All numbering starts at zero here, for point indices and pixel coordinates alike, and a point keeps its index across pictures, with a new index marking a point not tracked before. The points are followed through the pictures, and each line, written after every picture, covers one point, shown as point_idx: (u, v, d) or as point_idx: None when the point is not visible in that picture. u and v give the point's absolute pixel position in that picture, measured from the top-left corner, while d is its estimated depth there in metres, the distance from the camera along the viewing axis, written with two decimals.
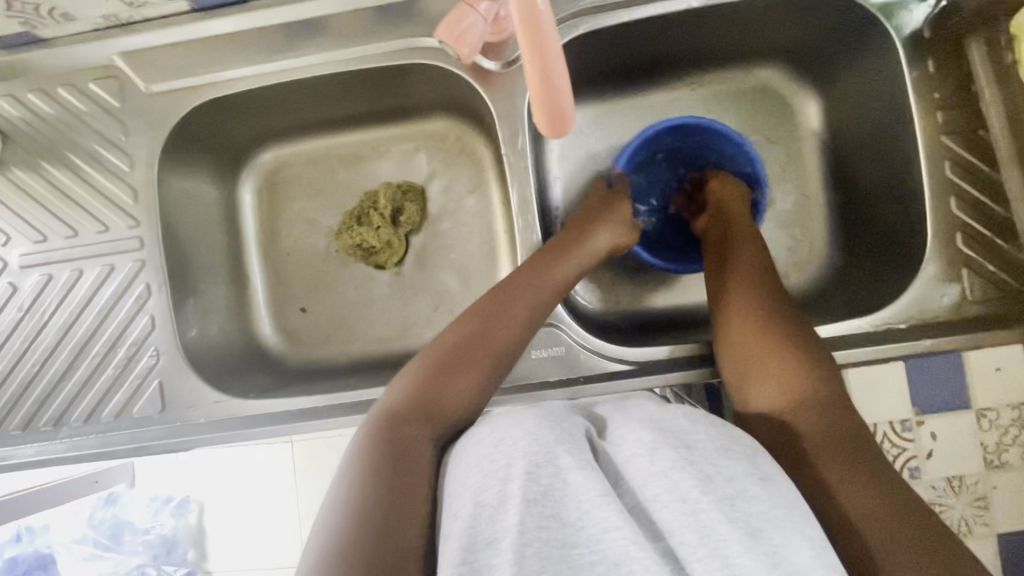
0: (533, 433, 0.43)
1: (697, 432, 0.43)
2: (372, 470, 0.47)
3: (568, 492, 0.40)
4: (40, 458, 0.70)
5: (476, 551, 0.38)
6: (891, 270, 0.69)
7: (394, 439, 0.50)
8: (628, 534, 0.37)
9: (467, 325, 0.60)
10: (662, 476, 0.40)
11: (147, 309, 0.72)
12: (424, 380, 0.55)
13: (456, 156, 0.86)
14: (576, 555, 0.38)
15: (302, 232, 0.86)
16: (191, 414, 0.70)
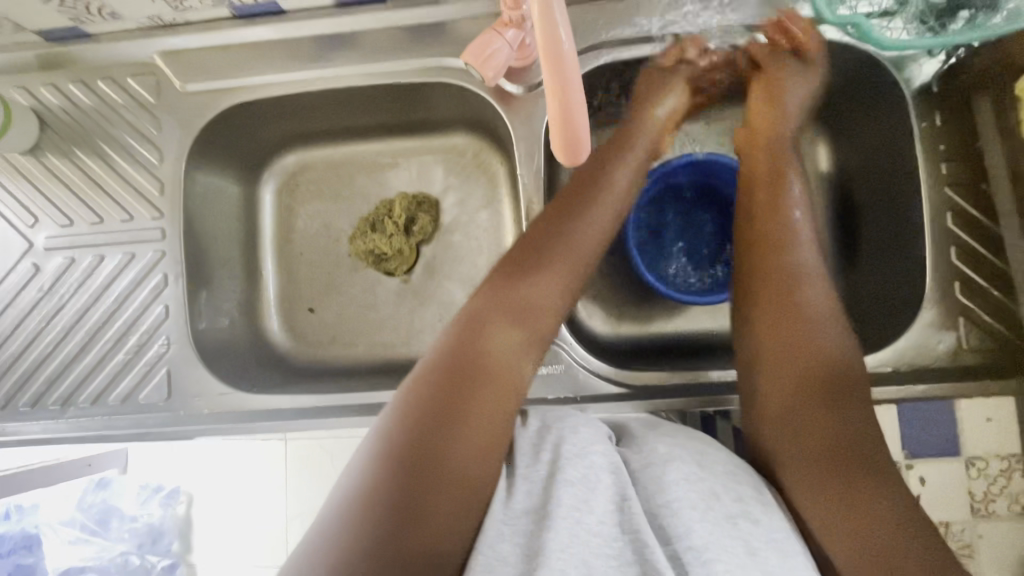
0: (573, 431, 0.52)
1: (717, 456, 0.51)
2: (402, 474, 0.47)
3: (597, 487, 0.47)
4: (45, 436, 0.71)
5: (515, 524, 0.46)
6: (888, 314, 0.70)
7: (421, 401, 0.51)
8: (641, 537, 0.44)
9: (500, 286, 0.59)
10: (678, 485, 0.47)
11: (162, 298, 0.74)
12: (455, 343, 0.55)
13: (471, 171, 0.89)
14: (596, 541, 0.44)
15: (317, 234, 0.89)
16: (195, 403, 0.71)
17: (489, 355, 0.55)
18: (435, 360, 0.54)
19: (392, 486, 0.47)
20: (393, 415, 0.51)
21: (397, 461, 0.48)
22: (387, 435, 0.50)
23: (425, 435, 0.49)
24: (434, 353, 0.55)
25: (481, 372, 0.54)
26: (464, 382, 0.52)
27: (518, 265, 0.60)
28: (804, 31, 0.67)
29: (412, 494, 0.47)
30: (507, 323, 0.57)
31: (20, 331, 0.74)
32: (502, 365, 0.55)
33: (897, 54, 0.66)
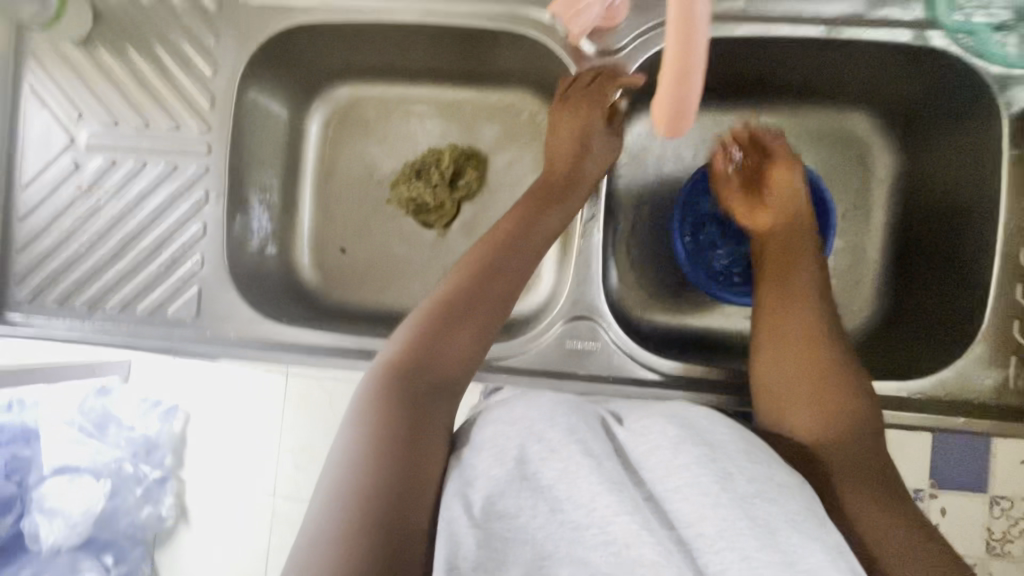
0: (550, 416, 0.45)
1: (724, 435, 0.45)
2: (376, 451, 0.46)
3: (583, 474, 0.41)
4: (70, 336, 0.71)
5: (492, 521, 0.41)
6: (934, 339, 0.68)
7: (387, 389, 0.50)
8: (638, 521, 0.39)
9: (458, 283, 0.57)
10: (683, 469, 0.41)
11: (200, 216, 0.72)
12: (413, 342, 0.53)
13: (526, 134, 0.86)
14: (589, 536, 0.39)
15: (357, 176, 0.86)
16: (223, 325, 0.70)
17: (450, 346, 0.53)
18: (391, 363, 0.51)
19: (373, 492, 0.44)
20: (353, 430, 0.47)
21: (371, 467, 0.45)
22: (350, 454, 0.46)
23: (394, 432, 0.47)
24: (389, 357, 0.52)
25: (443, 365, 0.52)
26: (424, 375, 0.51)
27: (479, 261, 0.59)
28: (909, 35, 0.64)
29: (400, 489, 0.45)
30: (472, 315, 0.55)
31: (54, 227, 0.72)
32: (464, 353, 0.54)
33: (1003, 71, 0.63)
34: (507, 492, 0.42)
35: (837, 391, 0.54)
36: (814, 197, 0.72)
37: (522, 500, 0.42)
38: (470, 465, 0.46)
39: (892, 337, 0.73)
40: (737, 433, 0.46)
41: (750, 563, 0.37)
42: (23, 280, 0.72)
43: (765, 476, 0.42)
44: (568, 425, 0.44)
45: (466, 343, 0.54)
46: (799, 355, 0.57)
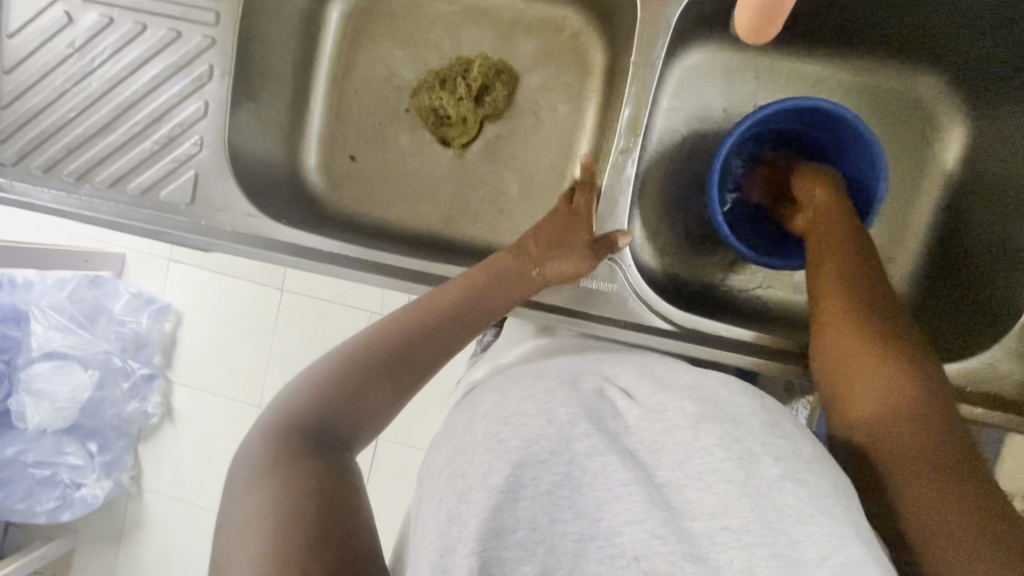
0: (547, 411, 0.40)
1: (740, 405, 0.41)
2: (282, 470, 0.41)
3: (587, 480, 0.37)
4: (54, 206, 0.65)
5: (489, 540, 0.34)
6: (967, 319, 0.65)
7: (297, 428, 0.45)
8: (651, 527, 0.34)
9: (375, 339, 0.53)
10: (703, 453, 0.37)
11: (202, 94, 0.66)
12: (303, 400, 0.47)
13: (564, 56, 0.79)
14: (593, 548, 0.34)
15: (377, 78, 0.81)
16: (220, 218, 0.66)
17: (355, 404, 0.49)
18: (276, 426, 0.45)
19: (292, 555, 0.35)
20: (250, 504, 0.39)
21: (284, 529, 0.37)
22: (251, 531, 0.37)
23: (301, 485, 0.40)
24: (273, 424, 0.45)
25: (347, 425, 0.48)
26: (323, 431, 0.45)
27: (403, 323, 0.55)
28: None
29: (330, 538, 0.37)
30: (386, 374, 0.51)
31: (43, 86, 0.66)
32: (373, 411, 0.50)
33: None
34: (500, 509, 0.35)
35: (895, 375, 0.48)
36: (863, 161, 0.67)
37: (519, 513, 0.35)
38: (465, 472, 0.39)
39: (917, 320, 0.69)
40: (760, 405, 0.43)
41: (776, 559, 0.33)
42: (6, 139, 0.66)
43: (789, 453, 0.38)
44: (568, 418, 0.39)
45: (376, 402, 0.50)
46: (855, 349, 0.51)
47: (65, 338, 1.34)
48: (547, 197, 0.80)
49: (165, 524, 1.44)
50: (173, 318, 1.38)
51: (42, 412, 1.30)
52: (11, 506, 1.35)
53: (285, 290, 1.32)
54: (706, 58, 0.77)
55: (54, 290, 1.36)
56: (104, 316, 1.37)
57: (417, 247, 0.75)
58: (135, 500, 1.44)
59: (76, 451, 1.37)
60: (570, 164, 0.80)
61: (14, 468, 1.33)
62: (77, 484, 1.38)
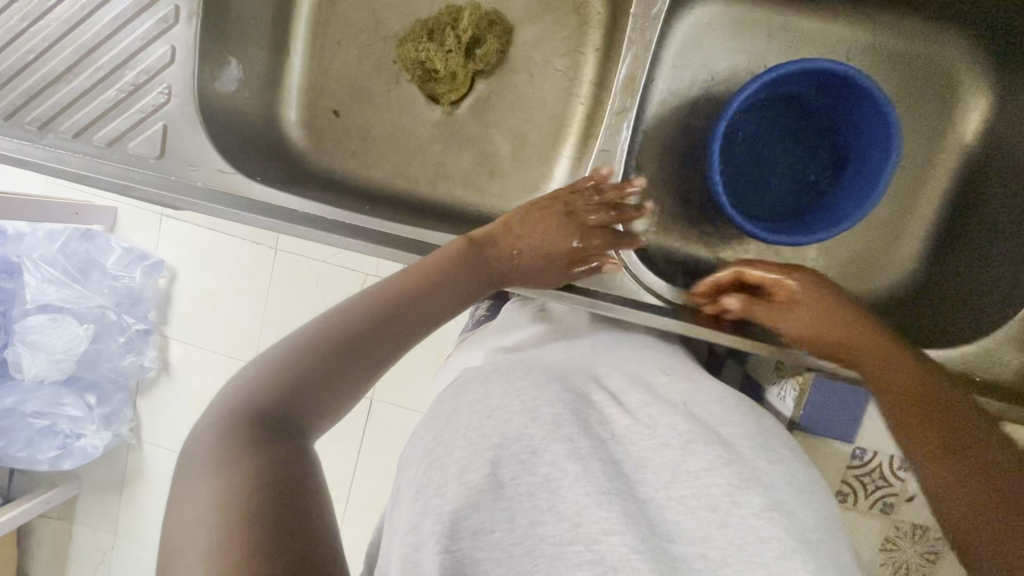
0: (533, 410, 0.45)
1: (739, 432, 0.47)
2: (230, 458, 0.40)
3: (566, 481, 0.41)
4: (16, 156, 0.62)
5: (461, 540, 0.39)
6: (971, 304, 0.61)
7: (242, 418, 0.43)
8: (628, 540, 0.39)
9: (332, 326, 0.51)
10: (691, 477, 0.43)
11: (169, 38, 0.61)
12: (252, 389, 0.45)
13: (562, 6, 0.74)
14: (572, 552, 0.39)
15: (359, 25, 0.76)
16: (190, 173, 0.62)
17: (309, 390, 0.47)
18: (232, 407, 0.44)
19: (242, 545, 0.35)
20: (202, 489, 0.39)
21: (237, 519, 0.37)
22: (206, 517, 0.37)
23: (255, 478, 0.39)
24: (229, 406, 0.44)
25: (301, 412, 0.46)
26: (277, 418, 0.44)
27: (365, 306, 0.53)
28: None
29: (284, 529, 0.37)
30: (341, 368, 0.49)
31: None
32: (329, 401, 0.48)
33: None
34: (477, 507, 0.40)
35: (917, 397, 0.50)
36: (876, 127, 0.61)
37: (496, 513, 0.40)
38: (443, 465, 0.43)
39: (917, 302, 0.67)
40: (755, 427, 0.48)
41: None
42: None
43: (783, 480, 0.44)
44: (552, 420, 0.45)
45: (331, 387, 0.49)
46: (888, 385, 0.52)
47: (58, 292, 1.34)
48: (539, 160, 0.76)
49: (165, 475, 1.47)
50: (167, 275, 1.36)
51: (39, 363, 1.32)
52: (11, 454, 1.38)
53: (279, 250, 1.30)
54: (713, 15, 0.71)
55: (46, 243, 1.35)
56: (97, 270, 1.36)
57: (401, 209, 0.72)
58: (135, 452, 1.47)
59: (74, 402, 1.38)
60: (566, 125, 0.75)
61: (14, 418, 1.36)
62: (77, 435, 1.40)
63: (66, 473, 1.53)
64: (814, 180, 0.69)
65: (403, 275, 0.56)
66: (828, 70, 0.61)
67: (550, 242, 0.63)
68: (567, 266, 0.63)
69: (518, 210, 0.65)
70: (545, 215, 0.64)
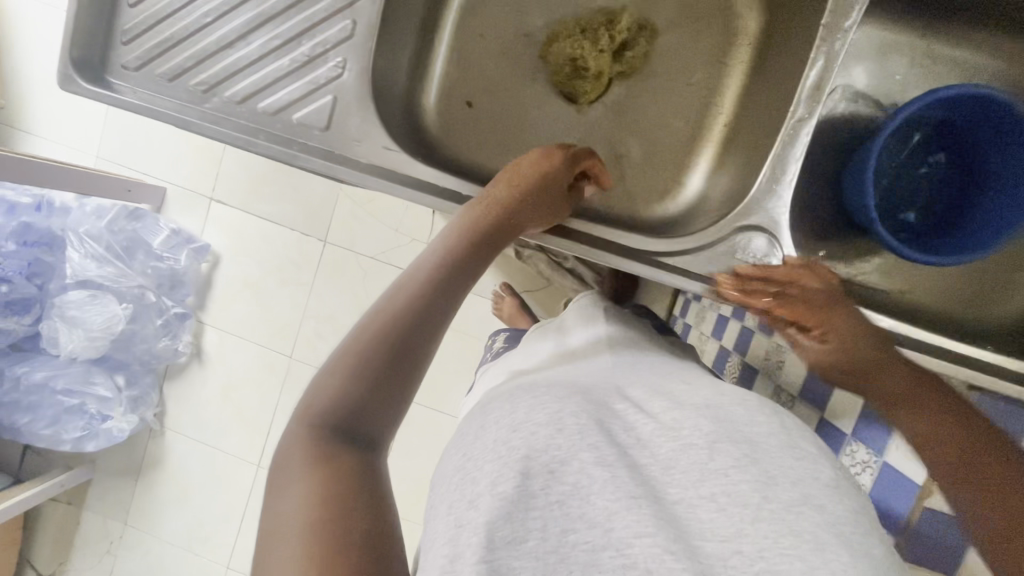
0: (557, 421, 0.43)
1: (760, 431, 0.43)
2: (302, 471, 0.39)
3: (594, 488, 0.38)
4: (179, 115, 0.62)
5: (497, 549, 0.35)
6: None
7: (309, 429, 0.42)
8: (660, 543, 0.35)
9: (370, 331, 0.47)
10: (720, 474, 0.39)
11: (352, 12, 0.61)
12: (320, 396, 0.44)
13: (709, 16, 0.75)
14: (606, 558, 0.35)
15: (502, 19, 0.77)
16: (354, 149, 0.62)
17: (367, 399, 0.44)
18: (297, 434, 0.42)
19: (314, 564, 0.34)
20: (278, 509, 0.38)
21: (307, 546, 0.35)
22: (280, 540, 0.36)
23: (324, 493, 0.38)
24: (298, 424, 0.43)
25: (367, 422, 0.44)
26: (348, 430, 0.43)
27: (410, 300, 0.50)
28: None
29: (343, 548, 0.35)
30: (391, 372, 0.46)
31: None
32: (390, 408, 0.45)
33: None
34: (511, 517, 0.37)
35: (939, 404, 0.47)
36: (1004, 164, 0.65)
37: (529, 522, 0.37)
38: (474, 479, 0.41)
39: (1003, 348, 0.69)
40: (777, 423, 0.45)
41: None
42: (132, 41, 0.62)
43: (809, 477, 0.40)
44: (577, 429, 0.42)
45: (393, 396, 0.46)
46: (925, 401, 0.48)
47: (100, 269, 1.27)
48: (668, 165, 0.76)
49: (185, 463, 1.43)
50: (211, 259, 1.36)
51: (75, 340, 1.25)
52: (36, 432, 1.30)
53: (331, 242, 1.31)
54: (859, 38, 0.74)
55: (93, 219, 1.29)
56: (142, 250, 1.33)
57: None
58: (159, 438, 1.43)
59: (104, 383, 1.33)
60: (703, 134, 0.76)
61: (41, 394, 1.28)
62: (103, 417, 1.34)
63: (81, 457, 1.47)
64: (920, 205, 0.72)
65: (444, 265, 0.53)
66: (974, 98, 0.63)
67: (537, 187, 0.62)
68: (562, 191, 0.63)
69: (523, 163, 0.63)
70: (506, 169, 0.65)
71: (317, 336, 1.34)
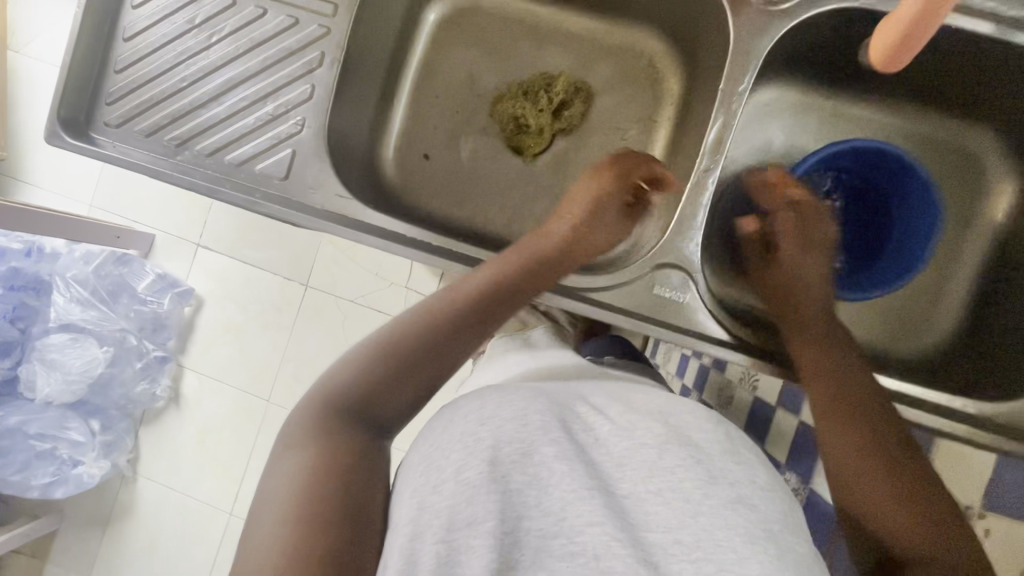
0: (523, 417, 0.45)
1: (709, 435, 0.47)
2: (318, 444, 0.46)
3: (554, 481, 0.42)
4: (152, 166, 0.68)
5: (456, 531, 0.39)
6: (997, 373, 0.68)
7: (332, 405, 0.49)
8: (609, 531, 0.39)
9: (441, 315, 0.54)
10: (668, 472, 0.43)
11: (312, 77, 0.69)
12: (352, 378, 0.50)
13: (638, 80, 0.84)
14: (556, 545, 0.40)
15: (455, 82, 0.86)
16: (310, 196, 0.68)
17: (385, 389, 0.50)
18: (317, 411, 0.48)
19: (301, 535, 0.40)
20: (282, 472, 0.44)
21: (300, 520, 0.41)
22: (279, 502, 0.42)
23: (327, 477, 0.44)
24: (319, 401, 0.49)
25: (385, 410, 0.50)
26: (363, 417, 0.49)
27: (452, 306, 0.55)
28: None
29: (328, 534, 0.41)
30: (420, 366, 0.52)
31: (156, 58, 0.70)
32: (404, 401, 0.51)
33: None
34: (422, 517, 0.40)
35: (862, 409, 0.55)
36: (909, 216, 0.72)
37: (489, 505, 0.40)
38: (439, 467, 0.43)
39: (949, 370, 0.73)
40: (723, 433, 0.49)
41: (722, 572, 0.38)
42: (114, 102, 0.70)
43: (747, 481, 0.44)
44: (542, 425, 0.45)
45: (411, 389, 0.51)
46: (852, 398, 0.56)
47: (84, 312, 1.32)
48: None
49: (155, 510, 1.41)
50: (194, 303, 1.40)
51: (53, 383, 1.28)
52: (4, 478, 1.30)
53: (310, 286, 1.36)
54: (776, 98, 0.81)
55: (81, 264, 1.34)
56: (126, 293, 1.37)
57: (477, 243, 0.78)
58: (129, 484, 1.42)
59: (78, 427, 1.34)
60: None
61: (14, 439, 1.30)
62: (74, 462, 1.35)
63: (48, 506, 1.44)
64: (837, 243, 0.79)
65: (493, 283, 0.58)
66: (878, 151, 0.71)
67: (590, 200, 0.68)
68: (619, 209, 0.68)
69: (588, 182, 0.69)
70: (571, 192, 0.71)
71: (295, 378, 1.37)
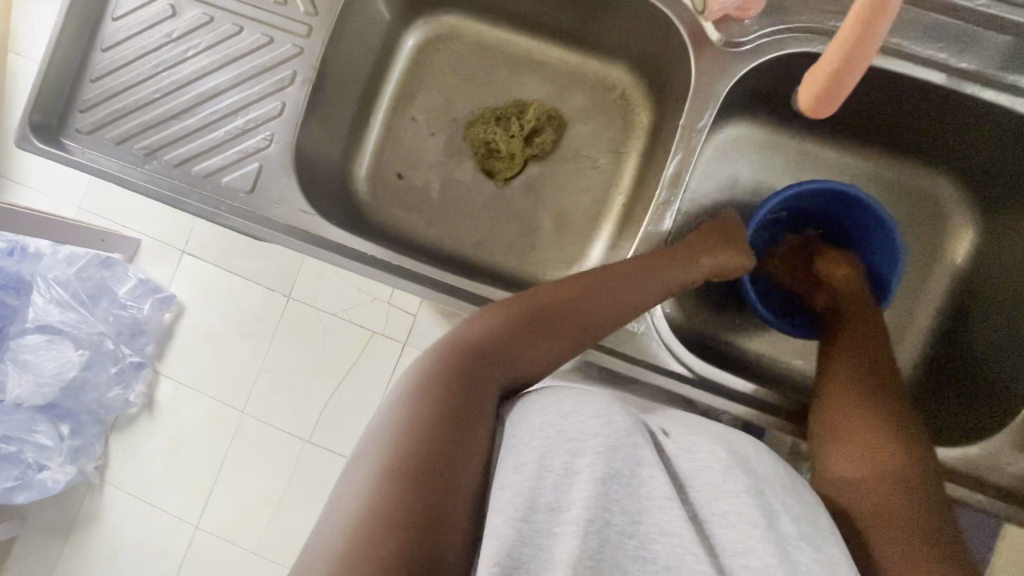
0: (607, 415, 0.45)
1: (768, 461, 0.48)
2: (444, 389, 0.48)
3: (633, 483, 0.42)
4: (120, 174, 0.69)
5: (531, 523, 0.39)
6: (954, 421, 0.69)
7: (466, 353, 0.52)
8: (685, 543, 0.39)
9: (533, 303, 0.58)
10: (732, 495, 0.42)
11: (283, 95, 0.70)
12: (488, 337, 0.54)
13: (611, 111, 0.85)
14: (630, 545, 0.39)
15: (431, 105, 0.87)
16: (274, 210, 0.69)
17: (509, 353, 0.54)
18: (441, 362, 0.51)
19: (399, 476, 0.42)
20: (388, 412, 0.47)
21: (399, 461, 0.43)
22: (382, 438, 0.45)
23: (436, 432, 0.45)
24: (445, 350, 0.52)
25: (514, 367, 0.54)
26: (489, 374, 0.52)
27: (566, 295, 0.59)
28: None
29: (423, 494, 0.42)
30: (546, 335, 0.56)
31: (131, 69, 0.71)
32: (524, 365, 0.55)
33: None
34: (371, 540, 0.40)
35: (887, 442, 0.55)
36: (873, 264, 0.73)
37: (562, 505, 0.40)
38: (519, 453, 0.43)
39: None
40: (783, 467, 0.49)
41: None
42: (87, 110, 0.71)
43: (807, 515, 0.44)
44: (625, 427, 0.44)
45: (535, 354, 0.55)
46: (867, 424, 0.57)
47: (63, 313, 1.32)
48: (578, 237, 0.84)
49: (119, 520, 1.38)
50: (174, 309, 1.39)
51: (24, 385, 1.27)
52: None
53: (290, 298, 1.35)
54: (743, 134, 0.82)
55: (64, 265, 1.33)
56: (106, 297, 1.36)
57: (445, 263, 0.78)
58: (94, 492, 1.39)
59: (45, 431, 1.32)
60: (606, 212, 0.84)
61: None
62: (39, 466, 1.33)
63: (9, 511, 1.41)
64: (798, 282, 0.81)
65: (593, 291, 0.60)
66: (842, 194, 0.72)
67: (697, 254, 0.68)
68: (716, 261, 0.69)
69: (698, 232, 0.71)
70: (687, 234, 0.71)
71: (271, 390, 1.35)
